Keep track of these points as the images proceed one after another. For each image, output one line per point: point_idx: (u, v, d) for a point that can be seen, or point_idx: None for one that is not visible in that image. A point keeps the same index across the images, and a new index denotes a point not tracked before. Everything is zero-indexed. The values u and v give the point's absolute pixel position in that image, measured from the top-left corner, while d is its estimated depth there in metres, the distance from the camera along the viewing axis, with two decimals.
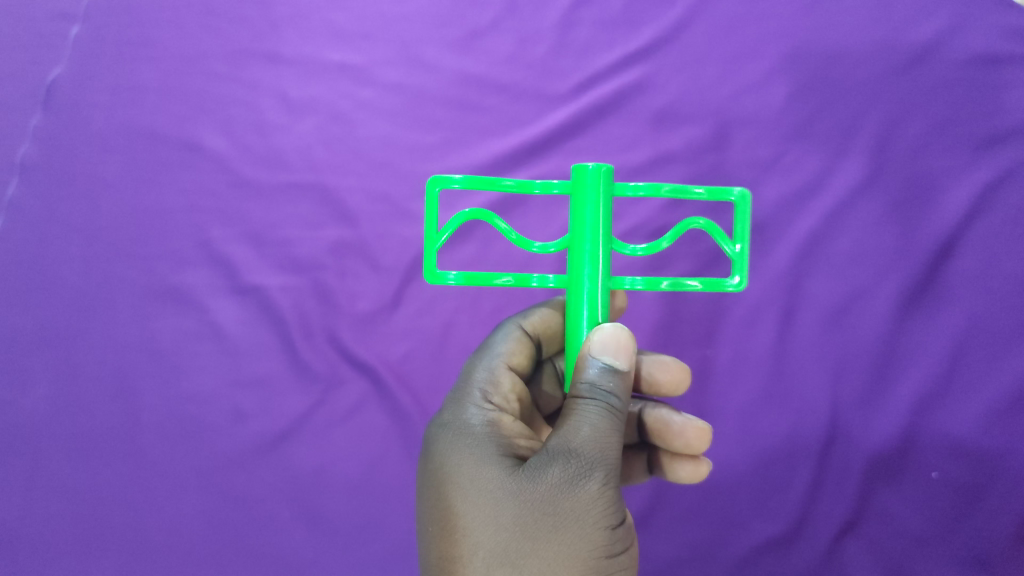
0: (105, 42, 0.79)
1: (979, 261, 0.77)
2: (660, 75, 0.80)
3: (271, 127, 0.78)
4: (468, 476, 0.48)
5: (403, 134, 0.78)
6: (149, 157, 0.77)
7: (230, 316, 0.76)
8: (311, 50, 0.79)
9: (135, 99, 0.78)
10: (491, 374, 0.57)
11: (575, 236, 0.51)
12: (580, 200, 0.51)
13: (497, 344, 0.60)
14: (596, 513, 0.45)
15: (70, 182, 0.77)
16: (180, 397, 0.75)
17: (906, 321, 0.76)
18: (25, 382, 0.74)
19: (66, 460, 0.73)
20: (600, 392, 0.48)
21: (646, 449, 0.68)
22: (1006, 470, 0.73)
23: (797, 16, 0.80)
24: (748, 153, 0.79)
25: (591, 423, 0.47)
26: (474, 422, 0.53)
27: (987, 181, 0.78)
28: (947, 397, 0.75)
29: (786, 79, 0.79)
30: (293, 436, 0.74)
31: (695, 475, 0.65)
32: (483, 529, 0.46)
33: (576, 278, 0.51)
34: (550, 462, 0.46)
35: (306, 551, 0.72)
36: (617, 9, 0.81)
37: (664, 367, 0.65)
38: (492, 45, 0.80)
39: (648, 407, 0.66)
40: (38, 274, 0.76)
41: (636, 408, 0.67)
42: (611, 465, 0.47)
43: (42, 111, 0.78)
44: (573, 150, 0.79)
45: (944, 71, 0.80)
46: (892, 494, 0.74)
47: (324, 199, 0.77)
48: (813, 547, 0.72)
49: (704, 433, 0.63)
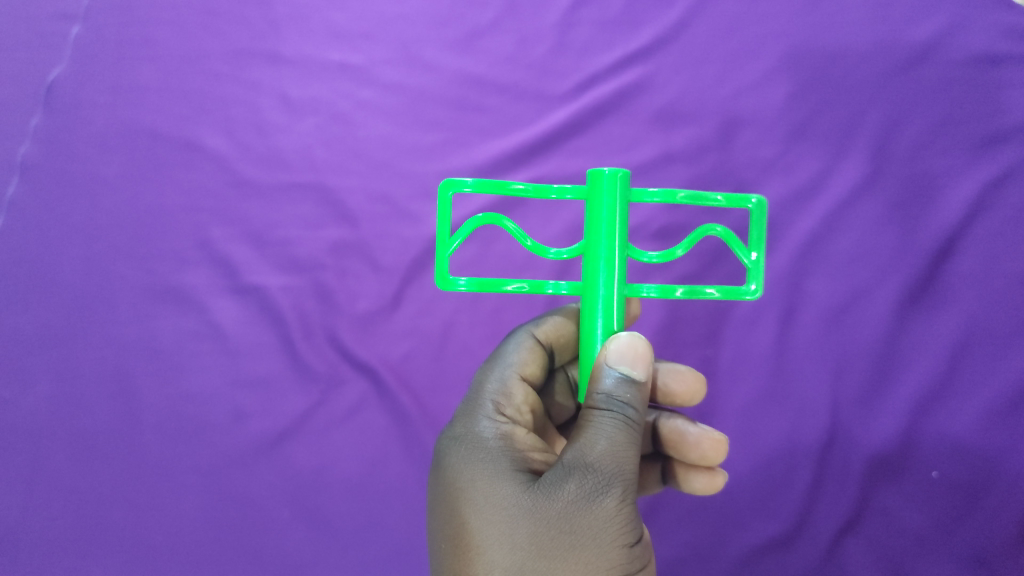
0: (102, 40, 0.77)
1: (980, 262, 0.77)
2: (661, 75, 0.79)
3: (270, 126, 0.77)
4: (482, 492, 0.48)
5: (402, 134, 0.77)
6: (148, 156, 0.76)
7: (229, 316, 0.75)
8: (309, 48, 0.77)
9: (135, 99, 0.76)
10: (503, 385, 0.57)
11: (590, 242, 0.51)
12: (596, 205, 0.51)
13: (509, 354, 0.59)
14: (613, 530, 0.45)
15: (69, 180, 0.75)
16: (181, 398, 0.74)
17: (906, 322, 0.77)
18: (26, 382, 0.73)
19: (68, 461, 0.73)
20: (616, 403, 0.48)
21: (660, 459, 0.68)
22: (1004, 469, 0.74)
23: (800, 17, 0.79)
24: (750, 154, 0.78)
25: (607, 436, 0.47)
26: (486, 435, 0.52)
27: (989, 181, 0.78)
28: (947, 398, 0.75)
29: (790, 80, 0.79)
30: (292, 437, 0.74)
31: (710, 486, 0.65)
32: (498, 547, 0.45)
33: (592, 285, 0.51)
34: (566, 477, 0.46)
35: (306, 551, 0.72)
36: (618, 8, 0.80)
37: (679, 377, 0.65)
38: (491, 44, 0.78)
39: (663, 417, 0.66)
40: (37, 276, 0.74)
41: (652, 418, 0.67)
42: (627, 479, 0.46)
43: (43, 110, 0.76)
44: (574, 150, 0.78)
45: (945, 71, 0.79)
46: (892, 494, 0.75)
47: (323, 198, 0.76)
48: (812, 546, 0.73)
49: (720, 445, 0.63)
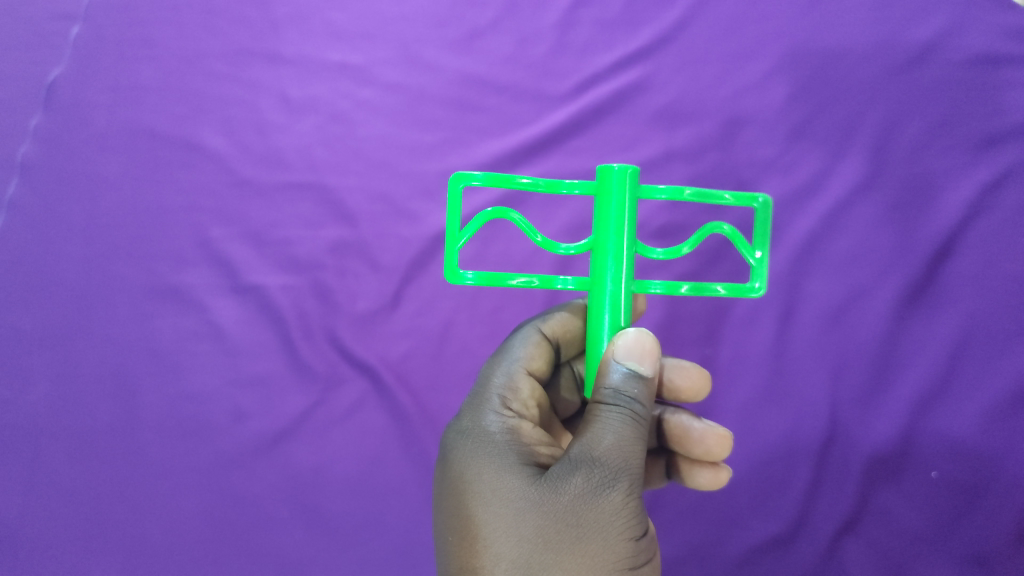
0: (103, 40, 0.77)
1: (978, 262, 0.78)
2: (660, 75, 0.79)
3: (270, 126, 0.77)
4: (488, 486, 0.48)
5: (403, 134, 0.77)
6: (149, 156, 0.76)
7: (229, 316, 0.75)
8: (310, 49, 0.78)
9: (136, 99, 0.76)
10: (510, 380, 0.57)
11: (599, 238, 0.51)
12: (606, 202, 0.51)
13: (515, 348, 0.59)
14: (619, 524, 0.45)
15: (69, 180, 0.75)
16: (181, 398, 0.74)
17: (905, 321, 0.77)
18: (25, 382, 0.73)
19: (67, 461, 0.72)
20: (623, 398, 0.48)
21: (665, 454, 0.68)
22: (1004, 469, 0.74)
23: (798, 18, 0.80)
24: (749, 153, 0.79)
25: (614, 430, 0.47)
26: (493, 429, 0.52)
27: (987, 181, 0.79)
28: (947, 397, 0.76)
29: (788, 80, 0.79)
30: (292, 436, 0.74)
31: (714, 482, 0.66)
32: (505, 539, 0.45)
33: (600, 281, 0.51)
34: (573, 471, 0.46)
35: (305, 550, 0.72)
36: (617, 9, 0.80)
37: (684, 373, 0.66)
38: (491, 44, 0.79)
39: (668, 412, 0.66)
40: (37, 275, 0.74)
41: (656, 412, 0.67)
42: (634, 474, 0.47)
43: (43, 110, 0.76)
44: (573, 150, 0.78)
45: (943, 71, 0.80)
46: (891, 493, 0.75)
47: (323, 198, 0.76)
48: (812, 546, 0.73)
49: (725, 440, 0.64)
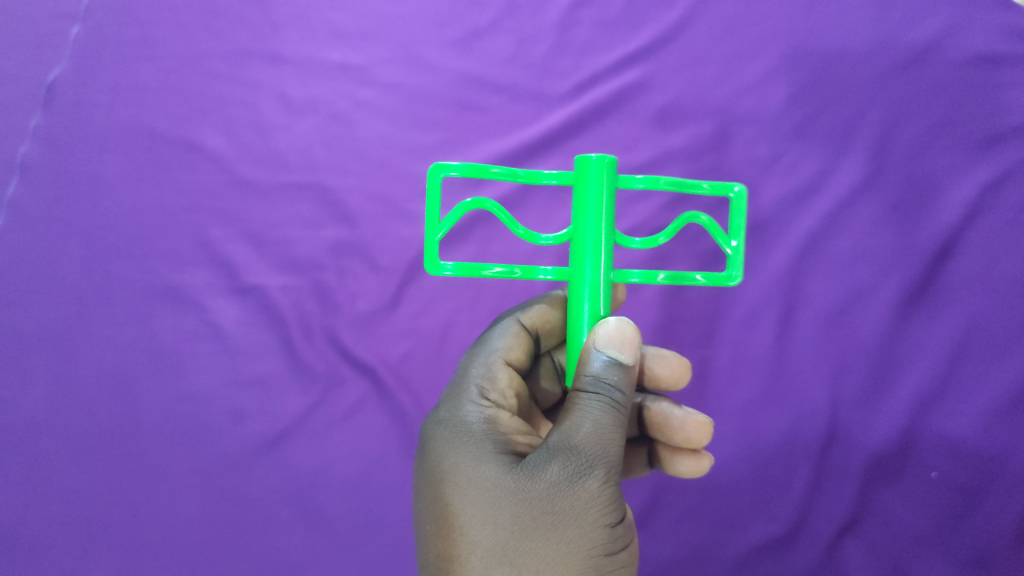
0: (104, 42, 0.79)
1: (979, 261, 0.77)
2: (660, 74, 0.80)
3: (271, 127, 0.78)
4: (466, 474, 0.48)
5: (403, 135, 0.79)
6: (150, 157, 0.77)
7: (229, 316, 0.76)
8: (310, 49, 0.79)
9: (135, 99, 0.78)
10: (488, 370, 0.58)
11: (578, 227, 0.51)
12: (584, 191, 0.51)
13: (495, 339, 0.60)
14: (595, 511, 0.45)
15: (71, 182, 0.77)
16: (179, 396, 0.74)
17: (906, 321, 0.76)
18: (25, 382, 0.74)
19: (67, 460, 0.73)
20: (603, 386, 0.48)
21: (646, 442, 0.68)
22: (1006, 470, 0.73)
23: (796, 16, 0.80)
24: (748, 153, 0.79)
25: (592, 419, 0.47)
26: (470, 419, 0.53)
27: (989, 181, 0.78)
28: (948, 397, 0.75)
29: (786, 79, 0.80)
30: (292, 435, 0.74)
31: (696, 470, 0.65)
32: (481, 527, 0.46)
33: (579, 270, 0.51)
34: (550, 459, 0.46)
35: (305, 550, 0.72)
36: (617, 9, 0.81)
37: (664, 362, 0.66)
38: (491, 45, 0.80)
39: (648, 400, 0.67)
40: (39, 274, 0.76)
41: (637, 400, 0.67)
42: (612, 461, 0.46)
43: (42, 110, 0.78)
44: (572, 151, 0.79)
45: (943, 70, 0.80)
46: (892, 494, 0.74)
47: (324, 199, 0.77)
48: (812, 547, 0.72)
49: (705, 427, 0.63)
